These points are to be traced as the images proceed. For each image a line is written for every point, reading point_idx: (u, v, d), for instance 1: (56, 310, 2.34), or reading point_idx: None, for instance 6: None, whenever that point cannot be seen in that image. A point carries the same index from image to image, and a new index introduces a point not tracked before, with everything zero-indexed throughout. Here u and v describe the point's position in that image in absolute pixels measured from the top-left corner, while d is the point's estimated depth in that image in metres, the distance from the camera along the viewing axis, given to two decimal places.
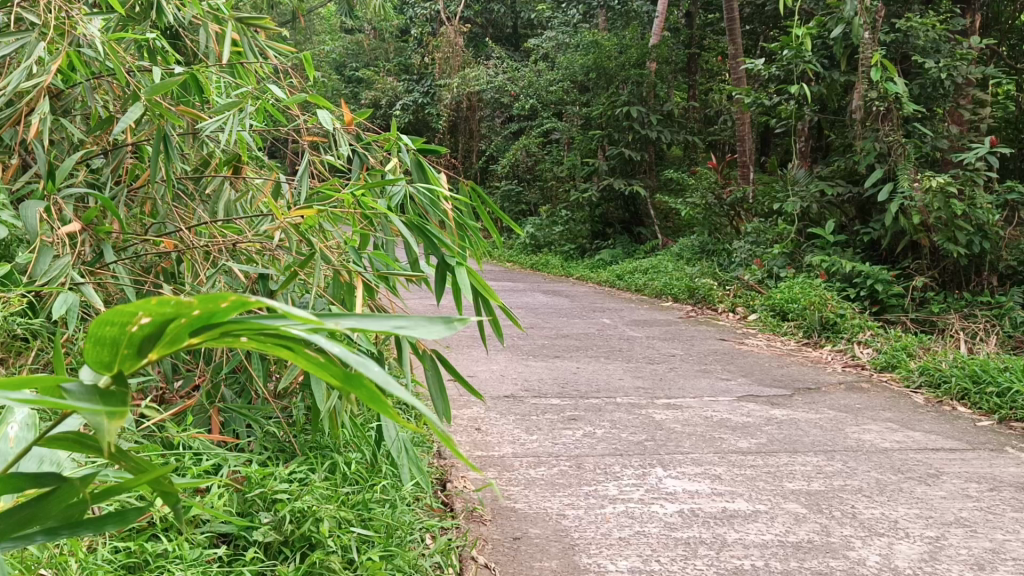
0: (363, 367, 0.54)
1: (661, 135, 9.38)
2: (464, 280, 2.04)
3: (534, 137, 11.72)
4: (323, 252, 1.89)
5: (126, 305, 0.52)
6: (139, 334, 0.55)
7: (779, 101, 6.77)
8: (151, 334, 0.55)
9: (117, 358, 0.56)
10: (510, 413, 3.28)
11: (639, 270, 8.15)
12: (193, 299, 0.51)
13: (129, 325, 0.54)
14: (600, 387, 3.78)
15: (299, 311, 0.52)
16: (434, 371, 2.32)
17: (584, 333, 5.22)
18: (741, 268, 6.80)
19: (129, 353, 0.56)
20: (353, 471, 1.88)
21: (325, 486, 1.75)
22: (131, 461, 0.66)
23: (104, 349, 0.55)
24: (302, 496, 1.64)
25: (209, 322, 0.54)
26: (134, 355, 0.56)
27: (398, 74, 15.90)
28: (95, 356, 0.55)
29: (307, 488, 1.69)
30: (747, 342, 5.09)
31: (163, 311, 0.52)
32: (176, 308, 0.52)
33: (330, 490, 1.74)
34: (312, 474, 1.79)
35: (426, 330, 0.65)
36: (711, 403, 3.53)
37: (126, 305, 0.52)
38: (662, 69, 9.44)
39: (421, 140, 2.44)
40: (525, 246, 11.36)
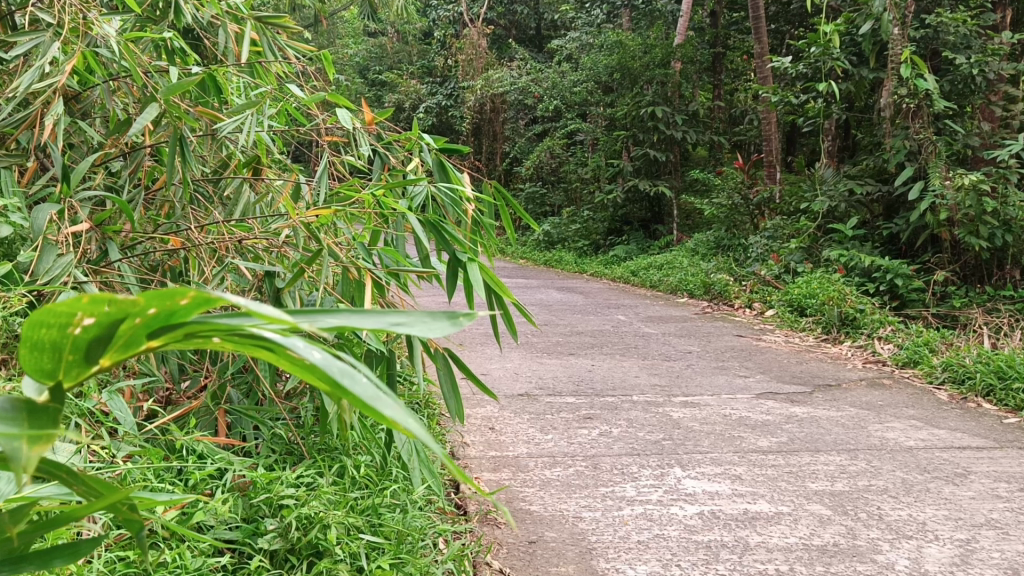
0: (347, 377, 0.48)
1: (685, 135, 9.29)
2: (476, 276, 1.99)
3: (556, 137, 11.67)
4: (332, 249, 1.84)
5: (64, 304, 0.47)
6: (84, 336, 0.50)
7: (807, 98, 6.66)
8: (98, 336, 0.50)
9: (63, 364, 0.51)
10: (525, 412, 3.23)
11: (654, 266, 8.06)
12: (143, 295, 0.46)
13: (70, 327, 0.49)
14: (616, 385, 3.73)
15: (266, 309, 0.47)
16: (447, 370, 2.31)
17: (599, 330, 5.16)
18: (758, 263, 6.72)
19: (75, 358, 0.51)
20: (362, 474, 1.82)
21: (333, 490, 1.70)
22: (84, 483, 0.60)
23: (45, 355, 0.50)
24: (310, 501, 1.60)
25: (166, 321, 0.49)
26: (81, 361, 0.51)
27: (421, 76, 15.92)
28: (40, 365, 0.51)
29: (315, 493, 1.64)
30: (765, 338, 5.00)
31: (107, 311, 0.47)
32: (122, 308, 0.47)
33: (338, 494, 1.69)
34: (320, 478, 1.74)
35: (429, 327, 0.58)
36: (730, 401, 3.46)
37: (62, 304, 0.47)
38: (687, 68, 9.35)
39: (444, 139, 2.33)
40: (539, 243, 11.28)
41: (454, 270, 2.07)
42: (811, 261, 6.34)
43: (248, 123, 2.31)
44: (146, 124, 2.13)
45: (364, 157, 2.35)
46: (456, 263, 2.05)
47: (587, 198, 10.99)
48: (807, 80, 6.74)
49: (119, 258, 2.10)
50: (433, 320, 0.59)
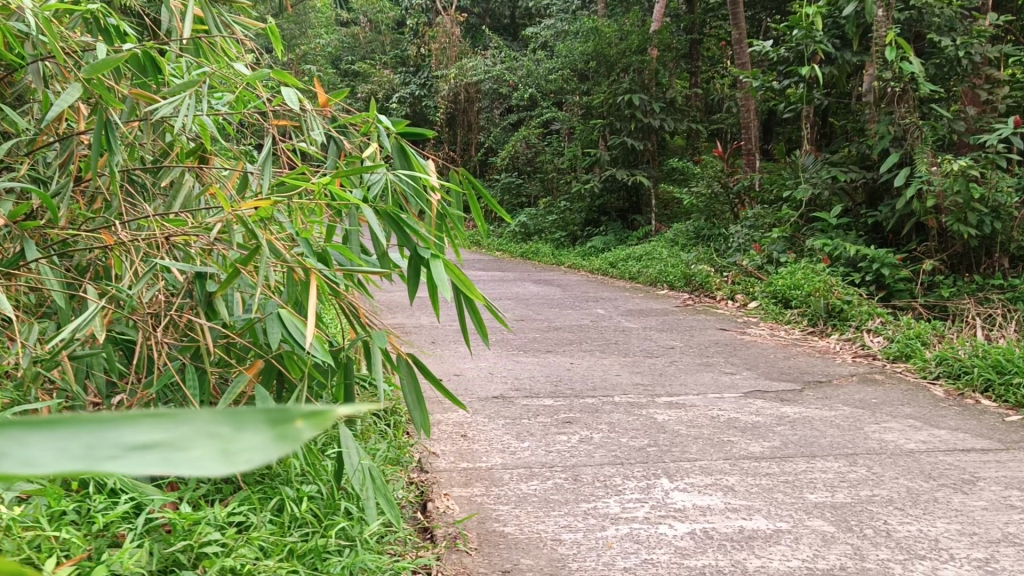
0: None
1: (664, 123, 9.10)
2: (440, 275, 1.77)
3: (533, 127, 11.43)
4: (275, 246, 1.60)
5: None
6: None
7: (789, 84, 6.48)
8: None
9: None
10: (500, 416, 3.02)
11: (633, 257, 7.86)
12: None
13: None
14: (596, 385, 3.52)
15: None
16: (410, 379, 2.10)
17: (577, 325, 4.95)
18: (739, 253, 6.55)
19: None
20: (307, 509, 1.59)
21: (268, 532, 1.47)
22: None
23: None
24: (238, 549, 1.38)
25: None
26: None
27: (394, 66, 15.60)
28: None
29: (245, 539, 1.42)
30: (749, 331, 4.82)
31: None
32: None
33: (274, 537, 1.47)
34: (254, 517, 1.51)
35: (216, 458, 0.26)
36: (717, 401, 3.27)
37: None
38: (664, 55, 9.17)
39: (405, 121, 2.10)
40: (516, 235, 11.06)
41: (417, 268, 1.85)
42: (794, 251, 6.16)
43: (185, 103, 2.08)
44: (67, 103, 1.90)
45: (316, 144, 2.12)
46: (418, 261, 1.83)
47: (564, 188, 10.77)
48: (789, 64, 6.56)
49: (39, 258, 1.85)
50: (222, 453, 0.26)
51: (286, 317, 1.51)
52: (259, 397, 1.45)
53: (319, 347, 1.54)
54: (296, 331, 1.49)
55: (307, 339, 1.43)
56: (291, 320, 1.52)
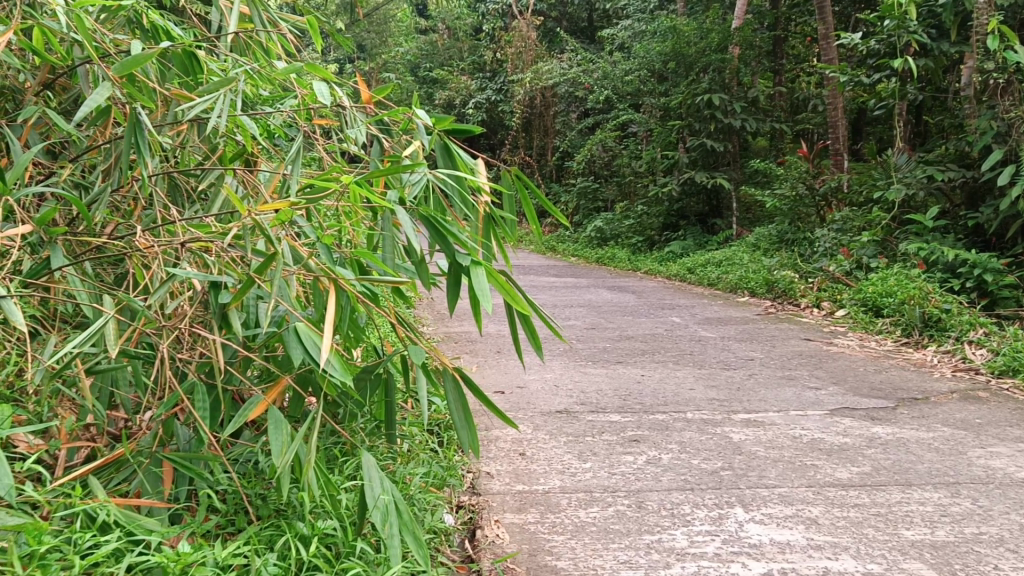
0: None
1: (745, 123, 8.74)
2: (480, 285, 1.60)
3: (609, 129, 11.19)
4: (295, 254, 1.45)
5: None
6: None
7: (880, 78, 6.11)
8: None
9: None
10: (562, 433, 2.84)
11: (712, 262, 7.55)
12: None
13: None
14: (668, 400, 3.29)
15: None
16: (457, 396, 1.93)
17: (651, 334, 4.72)
18: (826, 258, 6.19)
19: None
20: (323, 546, 1.40)
21: None
22: None
23: None
24: None
25: None
26: None
27: (471, 72, 15.56)
28: None
29: None
30: (836, 342, 4.50)
31: None
32: None
33: None
34: (260, 558, 1.33)
35: None
36: (800, 419, 3.01)
37: None
38: (746, 52, 8.81)
39: (450, 118, 1.93)
40: (591, 240, 10.83)
41: (457, 276, 1.68)
42: (885, 256, 5.78)
43: (218, 103, 1.97)
44: (94, 103, 1.82)
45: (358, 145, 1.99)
46: (458, 268, 1.67)
47: (641, 192, 10.50)
48: (880, 57, 6.18)
49: (65, 266, 1.74)
50: None
51: (302, 330, 1.36)
52: (271, 419, 1.30)
53: (338, 366, 1.38)
54: (311, 347, 1.33)
55: (323, 357, 1.27)
56: (308, 336, 1.36)
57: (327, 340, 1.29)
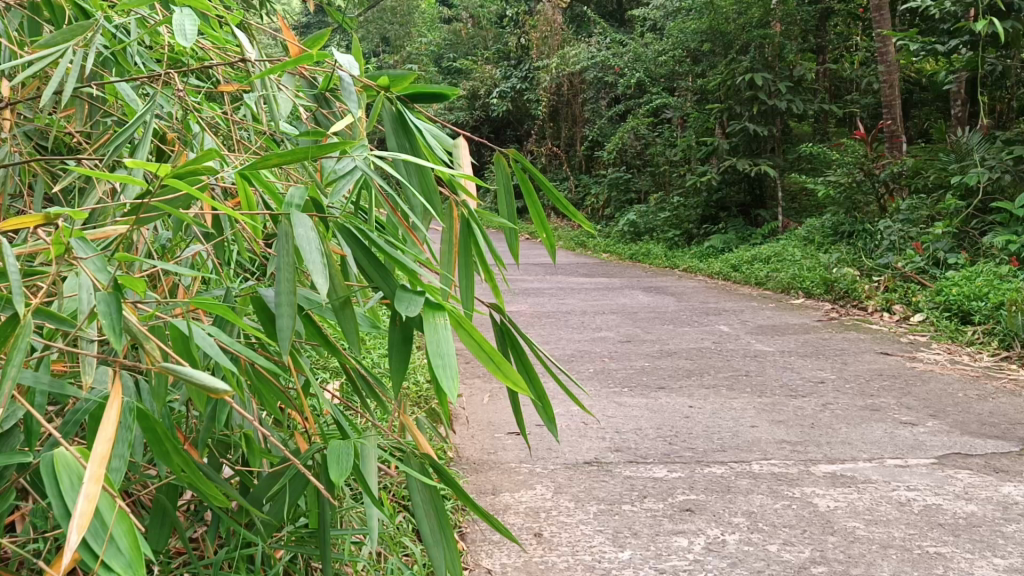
0: None
1: (791, 105, 7.96)
2: (446, 347, 0.93)
3: (641, 115, 10.38)
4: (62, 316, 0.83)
5: None
6: None
7: (955, 45, 5.34)
8: None
9: None
10: (591, 500, 2.17)
11: (759, 259, 6.81)
12: None
13: None
14: (727, 444, 2.61)
15: None
16: (426, 497, 1.27)
17: (696, 349, 4.02)
18: (893, 253, 5.43)
19: None
20: None
21: None
22: None
23: None
24: None
25: None
26: None
27: (496, 61, 14.78)
28: None
29: None
30: (919, 357, 3.77)
31: None
32: None
33: None
34: None
35: None
36: (901, 474, 2.32)
37: None
38: (790, 28, 8.03)
39: (412, 77, 1.26)
40: (624, 234, 10.06)
41: (409, 333, 1.02)
42: (965, 250, 5.06)
43: (67, 57, 1.30)
44: None
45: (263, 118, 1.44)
46: (409, 321, 1.00)
47: (677, 182, 9.75)
48: (954, 22, 5.43)
49: None
50: None
51: (63, 470, 0.73)
52: None
53: (127, 543, 0.76)
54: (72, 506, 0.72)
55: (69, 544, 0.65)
56: (73, 472, 0.74)
57: (83, 507, 0.67)
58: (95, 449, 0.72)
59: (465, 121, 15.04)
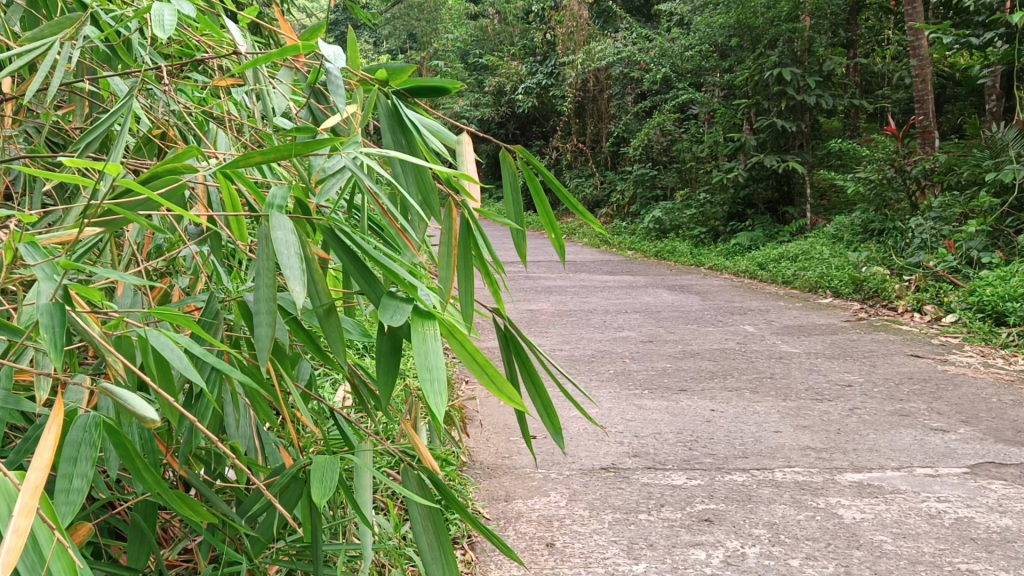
0: None
1: (820, 100, 7.81)
2: (435, 359, 0.86)
3: (667, 111, 10.26)
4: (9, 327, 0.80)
5: None
6: None
7: (990, 38, 5.19)
8: None
9: None
10: (606, 508, 2.10)
11: (786, 257, 6.68)
12: None
13: None
14: (749, 451, 2.52)
15: None
16: (425, 514, 1.20)
17: (720, 350, 3.93)
18: (924, 252, 5.29)
19: None
20: None
21: None
22: None
23: None
24: None
25: None
26: None
27: (522, 57, 14.69)
28: None
29: None
30: (952, 359, 3.65)
31: None
32: None
33: None
34: None
35: None
36: (931, 483, 2.22)
37: None
38: (819, 22, 7.88)
39: (404, 70, 1.20)
40: (649, 231, 9.94)
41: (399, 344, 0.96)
42: (1000, 250, 4.91)
43: (56, 52, 1.26)
44: None
45: (257, 116, 1.41)
46: (397, 330, 0.94)
47: (703, 178, 9.61)
48: (990, 13, 5.27)
49: None
50: None
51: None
52: None
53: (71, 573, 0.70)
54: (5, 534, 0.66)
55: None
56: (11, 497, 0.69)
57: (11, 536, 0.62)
58: (30, 477, 0.68)
59: (491, 117, 14.98)
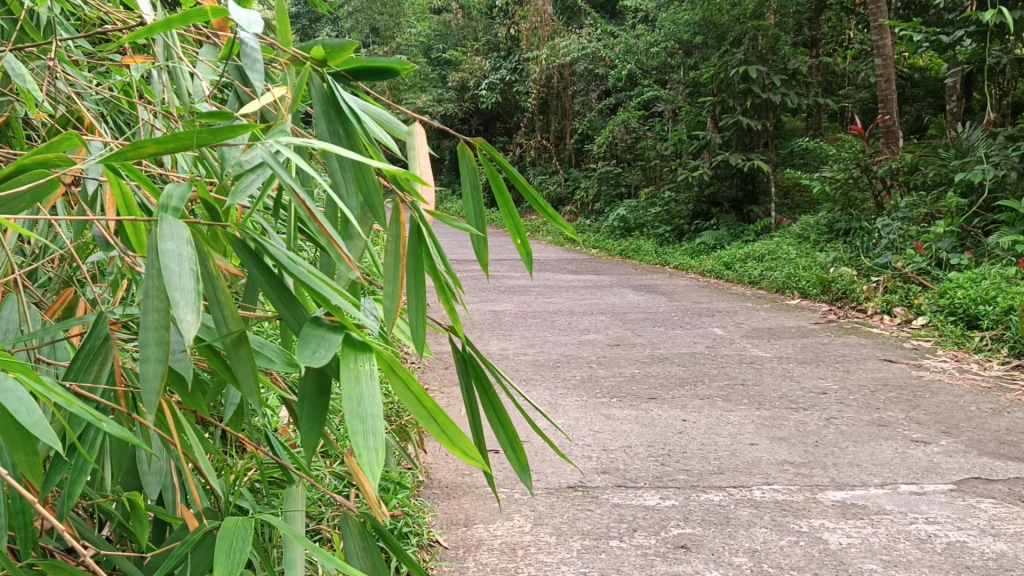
0: None
1: (785, 98, 7.74)
2: (367, 401, 0.71)
3: (632, 108, 10.15)
4: None
5: None
6: None
7: (960, 35, 5.11)
8: None
9: None
10: (574, 535, 1.93)
11: (752, 257, 6.59)
12: None
13: None
14: (725, 466, 2.38)
15: None
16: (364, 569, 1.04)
17: (689, 354, 3.78)
18: (892, 253, 5.21)
19: None
20: None
21: None
22: None
23: None
24: None
25: None
26: None
27: (486, 52, 14.48)
28: None
29: None
30: (926, 365, 3.55)
31: None
32: None
33: None
34: None
35: None
36: (918, 503, 2.09)
37: None
38: (784, 20, 7.80)
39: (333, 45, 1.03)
40: (613, 230, 9.80)
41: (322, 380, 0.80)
42: (968, 251, 4.85)
43: None
44: None
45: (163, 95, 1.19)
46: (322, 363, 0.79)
47: (668, 176, 9.52)
48: (959, 11, 5.20)
49: None
50: None
51: None
52: None
53: None
54: None
55: None
56: None
57: None
58: None
59: (454, 112, 14.77)
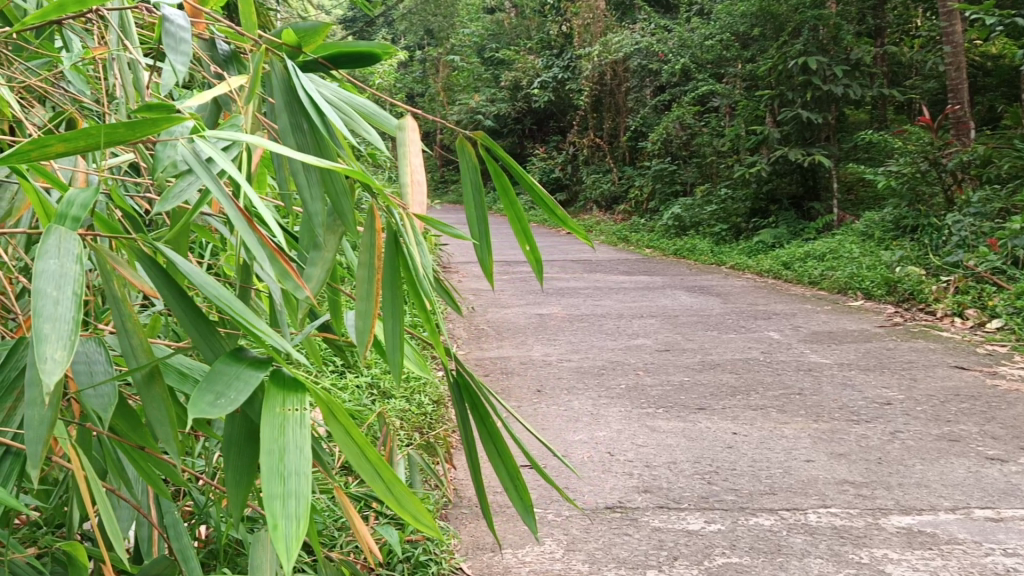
0: None
1: (848, 90, 7.41)
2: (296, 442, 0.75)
3: (687, 104, 9.88)
4: None
5: None
6: None
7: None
8: None
9: None
10: (610, 562, 1.78)
11: (813, 256, 6.31)
12: None
13: None
14: (778, 485, 2.19)
15: None
16: None
17: (742, 361, 3.58)
18: (962, 251, 4.91)
19: None
20: None
21: None
22: None
23: None
24: None
25: None
26: None
27: (539, 51, 14.29)
28: None
29: None
30: (1002, 372, 3.29)
31: None
32: None
33: None
34: None
35: None
36: (994, 530, 1.89)
37: None
38: (846, 8, 7.46)
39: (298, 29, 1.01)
40: (668, 229, 9.55)
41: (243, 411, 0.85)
42: None
43: None
44: None
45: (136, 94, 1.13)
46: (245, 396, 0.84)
47: (725, 173, 9.24)
48: None
49: None
50: None
51: None
52: None
53: None
54: None
55: None
56: None
57: None
58: None
59: (507, 112, 14.62)
